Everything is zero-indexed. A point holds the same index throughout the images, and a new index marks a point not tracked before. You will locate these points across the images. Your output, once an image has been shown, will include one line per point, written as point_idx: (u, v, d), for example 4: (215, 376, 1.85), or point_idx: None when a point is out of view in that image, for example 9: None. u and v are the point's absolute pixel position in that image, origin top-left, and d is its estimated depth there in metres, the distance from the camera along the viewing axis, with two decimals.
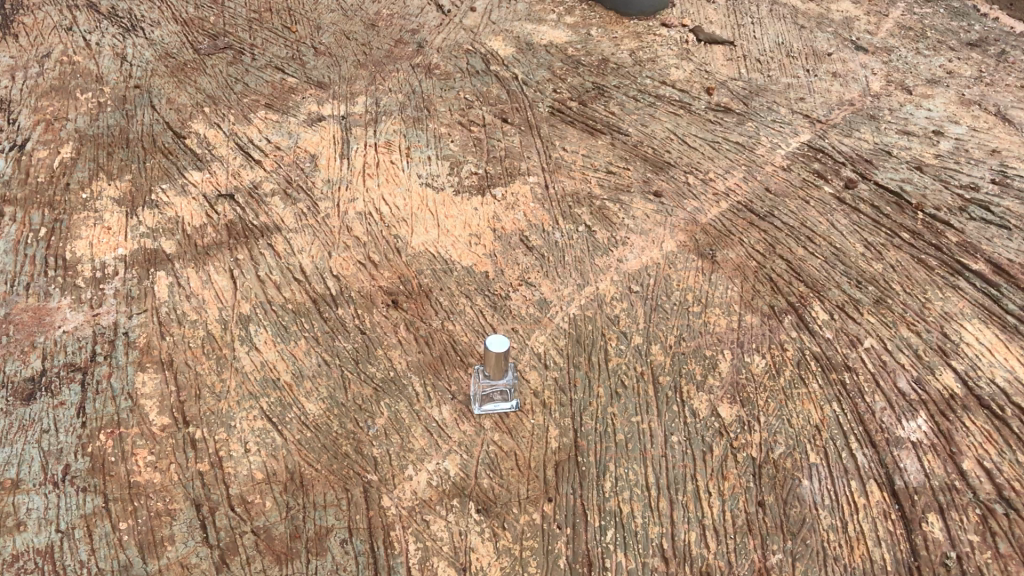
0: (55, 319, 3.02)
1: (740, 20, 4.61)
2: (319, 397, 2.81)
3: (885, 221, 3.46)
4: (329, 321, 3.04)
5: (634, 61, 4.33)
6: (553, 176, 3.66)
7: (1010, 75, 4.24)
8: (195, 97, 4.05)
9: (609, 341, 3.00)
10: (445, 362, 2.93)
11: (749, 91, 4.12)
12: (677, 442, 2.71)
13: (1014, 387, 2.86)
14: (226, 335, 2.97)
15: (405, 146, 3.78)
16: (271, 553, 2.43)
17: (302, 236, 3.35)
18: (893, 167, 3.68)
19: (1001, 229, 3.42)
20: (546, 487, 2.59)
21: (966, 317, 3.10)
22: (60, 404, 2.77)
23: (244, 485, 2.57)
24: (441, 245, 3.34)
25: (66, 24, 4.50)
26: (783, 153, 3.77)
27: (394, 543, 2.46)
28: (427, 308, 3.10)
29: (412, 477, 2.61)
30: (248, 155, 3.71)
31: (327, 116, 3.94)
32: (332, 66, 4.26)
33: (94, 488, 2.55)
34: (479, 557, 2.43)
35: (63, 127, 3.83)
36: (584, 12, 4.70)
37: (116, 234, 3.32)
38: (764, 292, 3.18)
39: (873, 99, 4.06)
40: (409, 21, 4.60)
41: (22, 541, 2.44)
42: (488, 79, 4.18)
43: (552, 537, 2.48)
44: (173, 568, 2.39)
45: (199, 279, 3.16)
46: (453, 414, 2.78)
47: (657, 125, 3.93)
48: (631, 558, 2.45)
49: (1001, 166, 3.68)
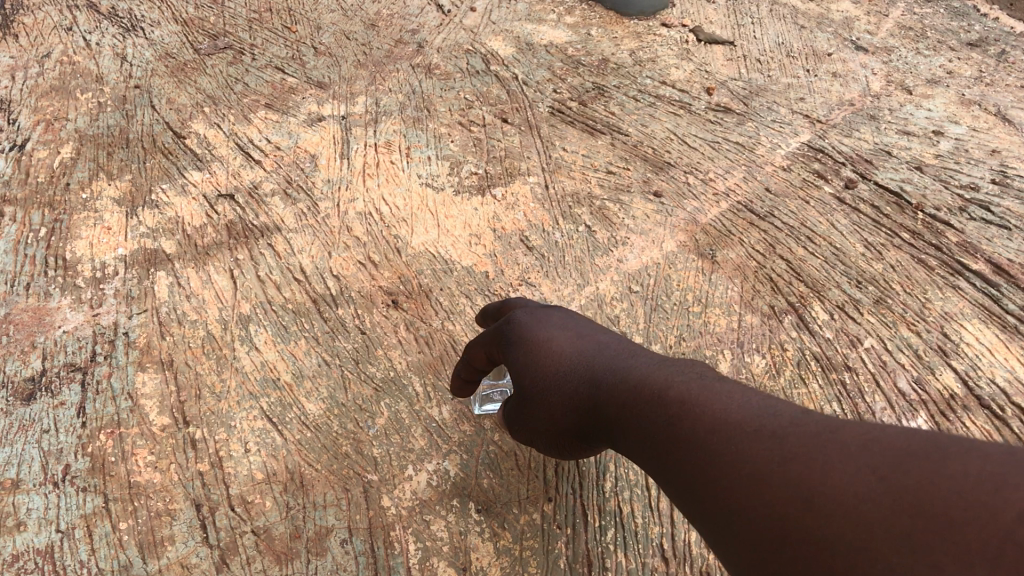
0: (54, 319, 3.02)
1: (741, 20, 4.61)
2: (319, 397, 2.81)
3: (885, 221, 3.45)
4: (329, 321, 3.04)
5: (634, 61, 4.33)
6: (553, 176, 3.65)
7: (1010, 75, 4.23)
8: (196, 97, 4.04)
9: None
10: (445, 362, 2.93)
11: (749, 91, 4.11)
12: None
13: (1014, 387, 2.87)
14: (226, 335, 2.97)
15: (405, 146, 3.78)
16: (271, 553, 2.43)
17: (302, 236, 3.34)
18: (893, 167, 3.68)
19: (1001, 229, 3.41)
20: (546, 487, 2.62)
21: (966, 317, 3.11)
22: (61, 404, 2.77)
23: (244, 485, 2.57)
24: (441, 245, 3.34)
25: (66, 24, 4.50)
26: (783, 153, 3.77)
27: (394, 543, 2.46)
28: (428, 308, 3.10)
29: (413, 477, 2.61)
30: (248, 155, 3.71)
31: (327, 116, 3.94)
32: (332, 66, 4.25)
33: (94, 488, 2.56)
34: (479, 557, 2.44)
35: (63, 127, 3.83)
36: (584, 12, 4.69)
37: (116, 234, 3.32)
38: (764, 292, 3.18)
39: (873, 99, 4.05)
40: (409, 21, 4.60)
41: (22, 541, 2.44)
42: (488, 79, 4.18)
43: (552, 537, 2.51)
44: (173, 568, 2.40)
45: (199, 279, 3.15)
46: (453, 413, 2.78)
47: (656, 124, 3.94)
48: (631, 558, 2.49)
49: (1001, 166, 3.68)
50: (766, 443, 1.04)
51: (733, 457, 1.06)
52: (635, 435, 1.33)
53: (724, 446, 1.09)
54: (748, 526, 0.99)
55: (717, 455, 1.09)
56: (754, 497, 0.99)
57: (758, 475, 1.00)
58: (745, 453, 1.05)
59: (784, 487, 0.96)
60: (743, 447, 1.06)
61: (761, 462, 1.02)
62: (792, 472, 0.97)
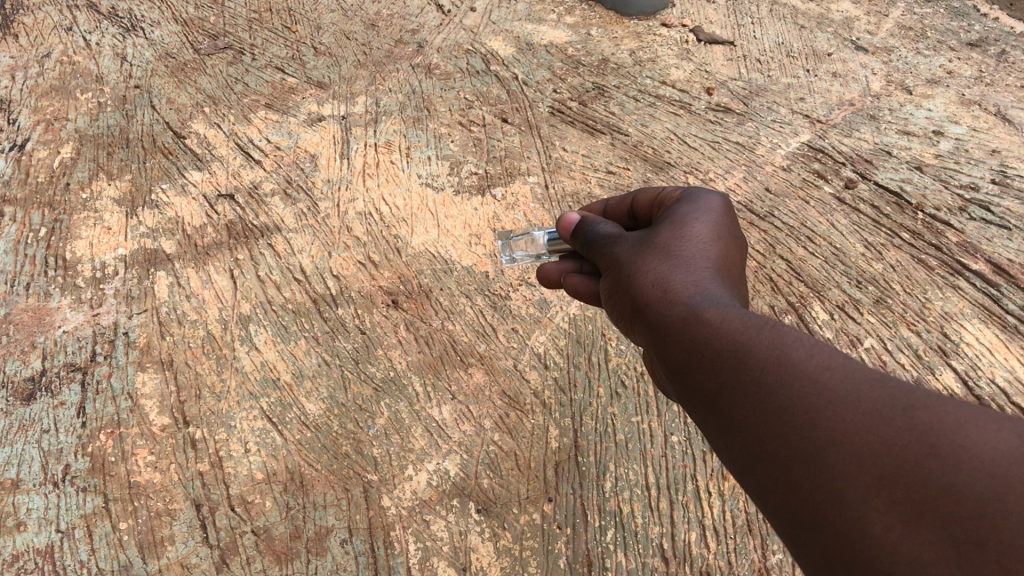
0: (54, 319, 3.02)
1: (741, 20, 4.60)
2: (319, 397, 2.81)
3: (885, 221, 3.46)
4: (329, 321, 3.03)
5: (634, 61, 4.32)
6: (553, 176, 3.65)
7: (1011, 75, 4.23)
8: (196, 97, 4.04)
9: (609, 341, 3.00)
10: (445, 362, 2.92)
11: (749, 91, 4.11)
12: (677, 442, 2.75)
13: (1014, 387, 2.88)
14: (226, 335, 2.97)
15: (405, 146, 3.77)
16: (271, 554, 2.44)
17: (302, 236, 3.34)
18: (893, 168, 3.68)
19: (1001, 229, 3.42)
20: (546, 487, 2.63)
21: (966, 317, 3.12)
22: (60, 404, 2.78)
23: (244, 486, 2.58)
24: (441, 245, 3.33)
25: (66, 24, 4.50)
26: (783, 154, 3.77)
27: (394, 543, 2.48)
28: (427, 307, 3.09)
29: (413, 477, 2.62)
30: (248, 155, 3.70)
31: (327, 116, 3.93)
32: (332, 66, 4.25)
33: (94, 488, 2.56)
34: (479, 557, 2.46)
35: (62, 127, 3.83)
36: (584, 12, 4.68)
37: (116, 234, 3.32)
38: (764, 292, 3.18)
39: (873, 99, 4.05)
40: (409, 21, 4.59)
41: (22, 541, 2.45)
42: (489, 79, 4.18)
43: (552, 537, 2.52)
44: (173, 568, 2.41)
45: (199, 279, 3.15)
46: (453, 413, 2.78)
47: (656, 124, 3.94)
48: (631, 558, 2.50)
49: (1001, 166, 3.68)
50: (882, 386, 0.92)
51: (840, 391, 0.94)
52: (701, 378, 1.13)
53: (831, 378, 0.96)
54: (840, 462, 0.90)
55: (820, 384, 0.96)
56: (861, 432, 0.89)
57: (869, 417, 0.90)
58: (857, 389, 0.93)
59: (895, 436, 0.87)
60: (853, 385, 0.94)
61: (875, 402, 0.91)
62: (911, 421, 0.87)
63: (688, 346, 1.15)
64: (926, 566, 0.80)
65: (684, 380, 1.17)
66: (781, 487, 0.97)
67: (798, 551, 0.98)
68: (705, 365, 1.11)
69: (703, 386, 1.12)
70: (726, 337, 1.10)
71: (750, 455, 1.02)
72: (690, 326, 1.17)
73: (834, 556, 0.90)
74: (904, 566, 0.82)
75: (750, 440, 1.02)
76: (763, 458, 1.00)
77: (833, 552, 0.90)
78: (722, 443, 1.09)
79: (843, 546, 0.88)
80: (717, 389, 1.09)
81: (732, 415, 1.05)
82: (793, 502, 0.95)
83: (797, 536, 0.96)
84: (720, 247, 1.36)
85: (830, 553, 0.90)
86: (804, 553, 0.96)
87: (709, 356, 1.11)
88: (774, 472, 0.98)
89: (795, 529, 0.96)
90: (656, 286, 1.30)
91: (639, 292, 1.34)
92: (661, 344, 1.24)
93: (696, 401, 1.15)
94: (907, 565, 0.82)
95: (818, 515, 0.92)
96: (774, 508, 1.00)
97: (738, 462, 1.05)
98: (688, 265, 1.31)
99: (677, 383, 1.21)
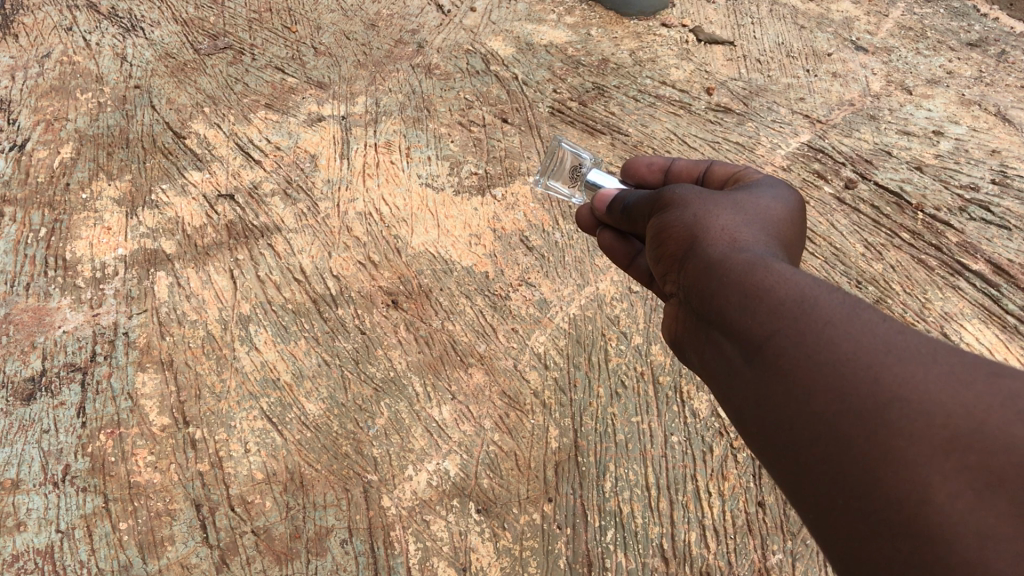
0: (54, 319, 3.02)
1: (741, 20, 4.60)
2: (319, 397, 2.81)
3: (885, 220, 3.46)
4: (329, 321, 3.03)
5: (634, 62, 4.32)
6: None
7: (1010, 75, 4.23)
8: (196, 97, 4.04)
9: (609, 342, 3.01)
10: (445, 362, 2.92)
11: (749, 91, 4.11)
12: (677, 442, 2.76)
13: None
14: (226, 335, 2.97)
15: (405, 146, 3.77)
16: (271, 554, 2.45)
17: (302, 236, 3.34)
18: (893, 168, 3.68)
19: (1001, 229, 3.42)
20: (546, 487, 2.63)
21: (966, 317, 3.14)
22: (61, 404, 2.78)
23: (244, 485, 2.58)
24: (441, 245, 3.32)
25: (66, 24, 4.49)
26: (783, 154, 3.77)
27: (394, 543, 2.49)
28: (427, 307, 3.09)
29: (412, 477, 2.62)
30: (248, 155, 3.70)
31: (327, 116, 3.93)
32: (332, 66, 4.25)
33: (94, 488, 2.56)
34: (478, 557, 2.46)
35: (62, 127, 3.83)
36: (584, 12, 4.68)
37: (116, 234, 3.31)
38: None
39: (874, 99, 4.05)
40: (409, 21, 4.58)
41: (22, 541, 2.46)
42: (488, 79, 4.17)
43: (552, 537, 2.52)
44: (173, 568, 2.41)
45: (199, 279, 3.15)
46: (453, 414, 2.78)
47: (656, 125, 3.94)
48: (631, 558, 2.50)
49: (1001, 166, 3.67)
50: (957, 353, 0.83)
51: (911, 350, 0.84)
52: (741, 323, 1.01)
53: (901, 339, 0.86)
54: (906, 419, 0.79)
55: (889, 343, 0.86)
56: (935, 391, 0.79)
57: (945, 377, 0.80)
58: (933, 352, 0.83)
59: (976, 400, 0.77)
60: (925, 347, 0.84)
61: (952, 366, 0.81)
62: (995, 387, 0.77)
63: (740, 291, 1.04)
64: (1000, 547, 0.70)
65: (719, 331, 1.06)
66: (821, 444, 0.86)
67: (823, 523, 0.86)
68: (754, 311, 1.00)
69: (744, 335, 1.00)
70: (787, 286, 0.99)
71: (790, 411, 0.91)
72: (741, 270, 1.07)
73: (877, 526, 0.79)
74: (973, 543, 0.72)
75: (794, 392, 0.91)
76: (806, 414, 0.89)
77: (875, 522, 0.79)
78: (750, 398, 0.98)
79: (892, 514, 0.78)
80: (762, 337, 0.97)
81: (774, 358, 0.95)
82: (834, 463, 0.84)
83: (831, 507, 0.85)
84: (792, 227, 1.28)
85: (872, 523, 0.79)
86: (832, 525, 0.85)
87: (762, 300, 0.99)
88: (815, 428, 0.87)
89: (826, 496, 0.85)
90: (720, 229, 1.20)
91: (694, 233, 1.23)
92: (702, 291, 1.12)
93: (729, 351, 1.04)
94: (975, 540, 0.72)
95: (866, 479, 0.80)
96: (803, 473, 0.89)
97: (767, 418, 0.94)
98: (759, 225, 1.22)
99: (707, 332, 1.10)
